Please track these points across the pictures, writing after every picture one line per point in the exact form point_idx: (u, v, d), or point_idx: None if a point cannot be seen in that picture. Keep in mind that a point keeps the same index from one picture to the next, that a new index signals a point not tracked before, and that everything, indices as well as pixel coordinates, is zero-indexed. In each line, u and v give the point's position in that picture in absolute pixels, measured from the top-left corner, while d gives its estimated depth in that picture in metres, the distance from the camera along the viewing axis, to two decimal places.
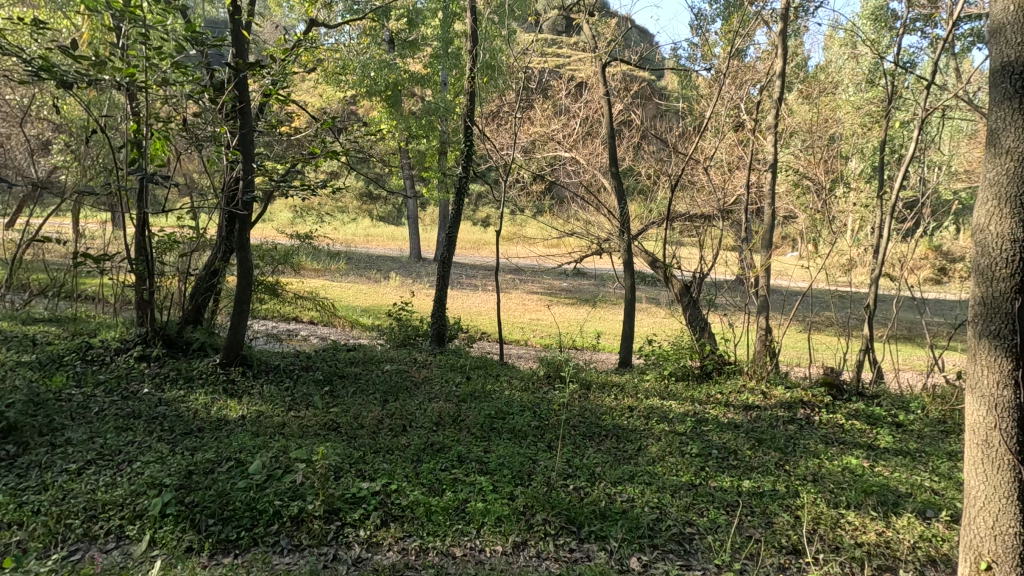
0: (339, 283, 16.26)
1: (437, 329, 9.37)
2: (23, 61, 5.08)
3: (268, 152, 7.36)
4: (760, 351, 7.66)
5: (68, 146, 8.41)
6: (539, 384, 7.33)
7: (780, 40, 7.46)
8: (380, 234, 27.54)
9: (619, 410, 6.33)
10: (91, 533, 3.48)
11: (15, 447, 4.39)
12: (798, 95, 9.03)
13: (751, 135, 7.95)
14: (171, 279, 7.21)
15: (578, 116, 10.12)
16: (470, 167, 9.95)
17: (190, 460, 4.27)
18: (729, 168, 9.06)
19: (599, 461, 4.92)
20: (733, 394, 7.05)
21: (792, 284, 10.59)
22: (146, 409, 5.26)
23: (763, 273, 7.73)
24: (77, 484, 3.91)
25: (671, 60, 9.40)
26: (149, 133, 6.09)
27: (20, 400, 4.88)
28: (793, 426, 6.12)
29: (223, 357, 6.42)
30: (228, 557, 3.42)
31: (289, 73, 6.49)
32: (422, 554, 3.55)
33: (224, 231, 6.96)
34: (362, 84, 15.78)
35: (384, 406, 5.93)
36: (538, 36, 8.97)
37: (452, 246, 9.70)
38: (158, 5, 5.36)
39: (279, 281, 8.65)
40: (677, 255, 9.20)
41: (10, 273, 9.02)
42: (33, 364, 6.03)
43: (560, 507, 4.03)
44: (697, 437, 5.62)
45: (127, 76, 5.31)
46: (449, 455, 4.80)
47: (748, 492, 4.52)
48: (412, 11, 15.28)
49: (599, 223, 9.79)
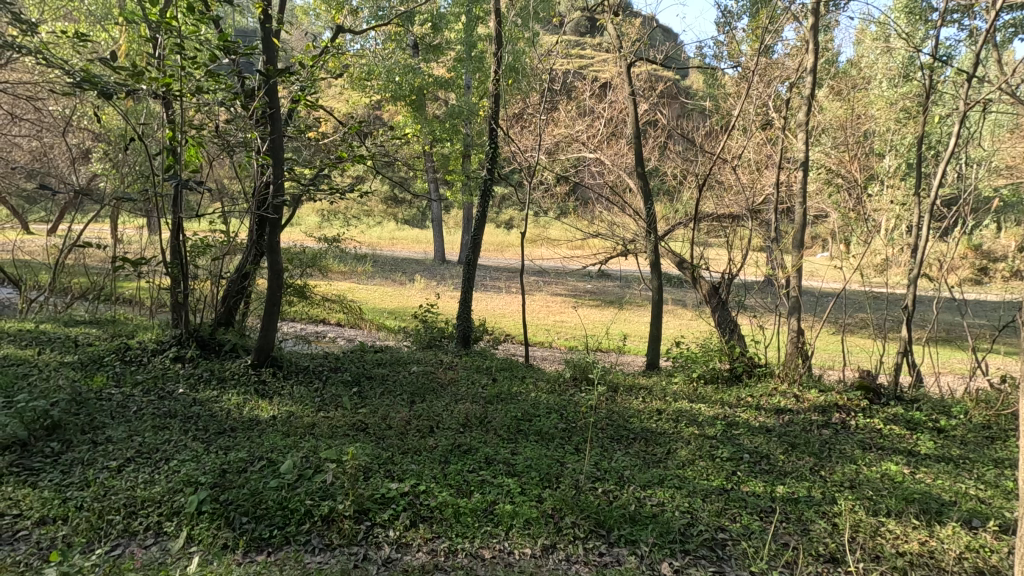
0: (366, 286, 16.49)
1: (463, 330, 9.41)
2: (65, 72, 5.26)
3: (298, 157, 7.50)
4: (792, 353, 7.48)
5: (108, 155, 8.75)
6: (565, 386, 7.28)
7: (811, 35, 7.27)
8: (406, 237, 27.87)
9: (647, 412, 6.24)
10: (131, 529, 3.57)
11: (60, 444, 4.54)
12: (830, 91, 8.81)
13: (781, 133, 7.76)
14: (204, 281, 7.40)
15: (603, 117, 10.04)
16: (495, 170, 9.96)
17: (224, 458, 4.37)
18: (757, 167, 8.87)
19: (628, 464, 4.87)
20: (764, 398, 6.89)
21: (824, 284, 10.31)
22: (181, 409, 5.38)
23: (795, 273, 7.52)
24: (118, 481, 4.03)
25: (696, 59, 9.26)
26: (183, 140, 6.25)
27: (63, 399, 5.06)
28: (828, 430, 5.96)
29: (254, 357, 6.56)
30: (261, 555, 3.46)
31: (318, 80, 6.62)
32: (451, 555, 3.56)
33: (255, 235, 7.12)
34: (388, 90, 16.00)
35: (412, 407, 5.97)
36: (561, 38, 8.93)
37: (477, 248, 9.73)
38: (193, 15, 5.52)
39: (308, 284, 8.80)
40: (705, 256, 9.06)
41: (53, 276, 9.42)
42: (75, 365, 6.26)
43: (588, 510, 4.00)
44: (727, 440, 5.52)
45: (163, 85, 5.46)
46: (476, 456, 4.80)
47: (782, 498, 4.42)
48: (436, 16, 15.47)
49: (624, 224, 9.71)
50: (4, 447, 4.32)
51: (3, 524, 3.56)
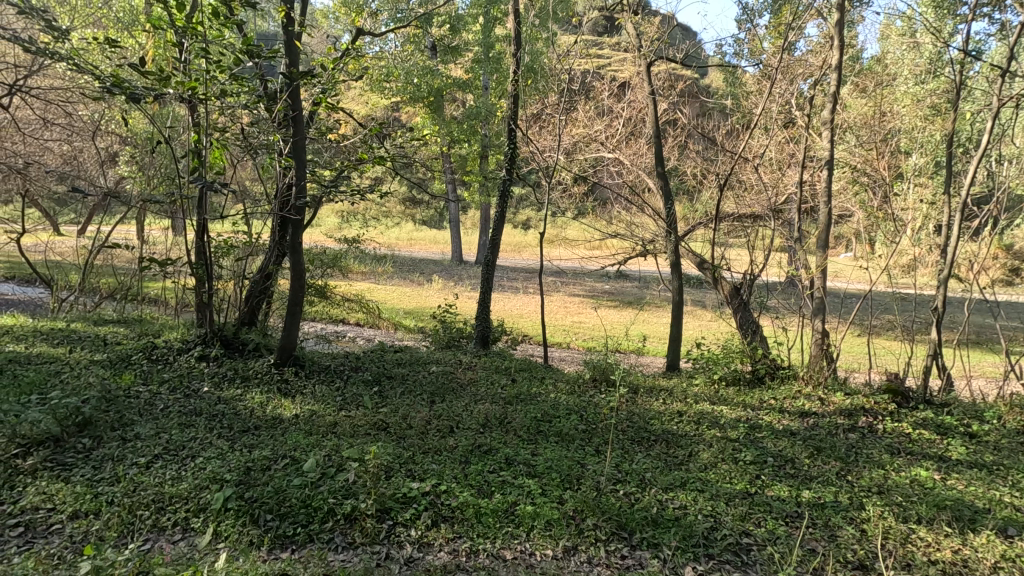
0: (384, 287, 16.57)
1: (482, 331, 9.41)
2: (96, 77, 5.39)
3: (319, 159, 7.59)
4: (816, 356, 7.34)
5: (136, 158, 8.97)
6: (585, 387, 7.23)
7: (835, 31, 7.13)
8: (424, 239, 28.08)
9: (667, 414, 6.18)
10: (160, 525, 3.64)
11: (91, 440, 4.65)
12: (854, 88, 8.64)
13: (805, 132, 7.62)
14: (228, 282, 7.52)
15: (622, 117, 9.97)
16: (514, 170, 9.97)
17: (248, 456, 4.43)
18: (780, 166, 8.73)
19: (649, 466, 4.83)
20: (788, 400, 6.78)
21: (849, 285, 10.09)
22: (207, 407, 5.48)
23: (819, 274, 7.37)
24: (146, 477, 4.11)
25: (716, 57, 9.16)
26: (208, 143, 6.36)
27: (93, 397, 5.18)
28: (854, 434, 5.84)
29: (277, 357, 6.65)
30: (286, 553, 3.49)
31: (339, 82, 6.68)
32: (473, 556, 3.56)
33: (277, 235, 7.20)
34: (406, 91, 16.15)
35: (432, 407, 6.00)
36: (579, 37, 8.89)
37: (496, 248, 9.74)
38: (218, 20, 5.61)
39: (328, 284, 8.90)
40: (726, 256, 8.95)
41: (83, 276, 9.68)
42: (105, 363, 6.40)
43: (610, 512, 3.97)
44: (751, 443, 5.44)
45: (189, 89, 5.55)
46: (497, 456, 4.80)
47: (808, 503, 4.34)
48: (454, 18, 15.59)
49: (643, 225, 9.64)
50: (39, 443, 4.44)
51: (38, 517, 3.65)
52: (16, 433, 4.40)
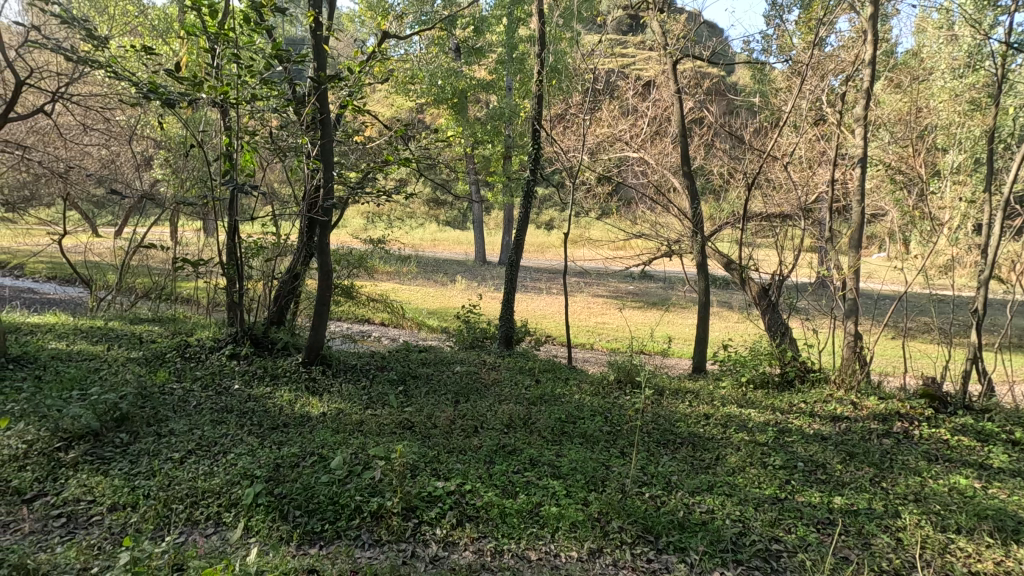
0: (408, 287, 16.73)
1: (505, 332, 9.42)
2: (133, 84, 5.56)
3: (345, 160, 7.68)
4: (848, 359, 7.15)
5: (170, 161, 9.22)
6: (609, 389, 7.17)
7: (869, 25, 6.94)
8: (447, 240, 28.26)
9: (694, 417, 6.09)
10: (193, 518, 3.74)
11: (128, 435, 4.80)
12: (888, 84, 8.39)
13: (836, 129, 7.44)
14: (258, 281, 7.68)
15: (647, 116, 9.87)
16: (538, 171, 9.96)
17: (277, 453, 4.52)
18: (810, 165, 8.53)
19: (676, 469, 4.77)
20: (818, 404, 6.62)
21: (883, 286, 9.80)
22: (237, 404, 5.60)
23: (852, 275, 7.17)
24: (180, 471, 4.23)
25: (743, 55, 9.00)
26: (239, 146, 6.51)
27: (130, 393, 5.35)
28: (888, 440, 5.67)
29: (305, 356, 6.76)
30: (314, 548, 3.55)
31: (365, 85, 6.77)
32: (498, 556, 3.57)
33: (305, 236, 7.32)
34: (430, 93, 16.29)
35: (456, 407, 6.03)
36: (604, 36, 8.84)
37: (520, 248, 9.74)
38: (249, 26, 5.74)
39: (354, 284, 9.02)
40: (754, 257, 8.78)
41: (120, 276, 10.00)
42: (141, 360, 6.61)
43: (636, 515, 3.93)
44: (780, 447, 5.33)
45: (221, 94, 5.69)
46: (521, 457, 4.80)
47: (840, 509, 4.24)
48: (478, 19, 15.67)
49: (669, 224, 9.51)
50: (79, 437, 4.60)
51: (79, 509, 3.79)
52: (58, 427, 4.56)
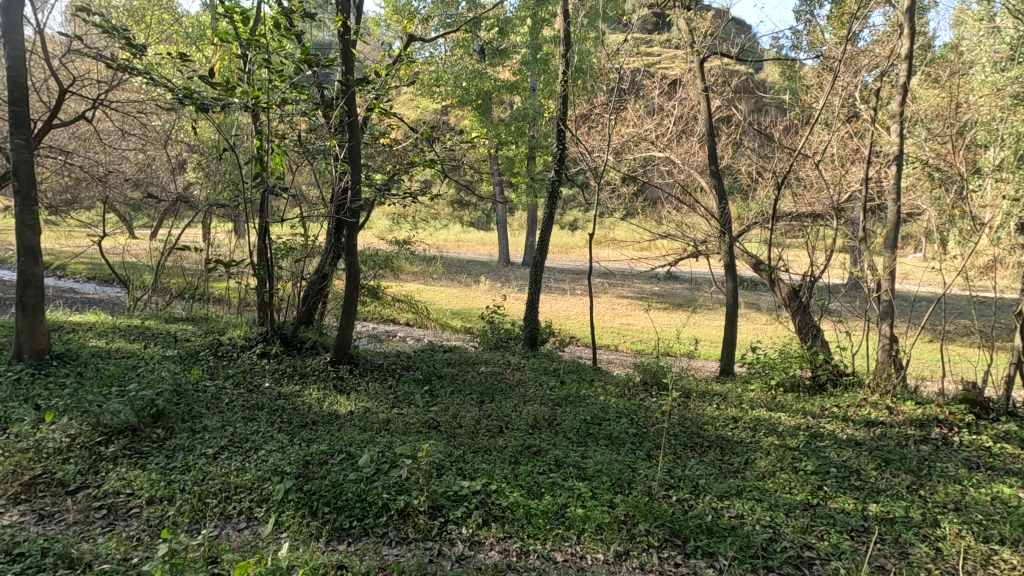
0: (433, 287, 16.90)
1: (529, 333, 9.41)
2: (169, 89, 5.73)
3: (372, 162, 7.78)
4: (883, 362, 6.94)
5: (203, 164, 9.48)
6: (635, 391, 7.11)
7: (905, 19, 6.73)
8: (471, 240, 28.44)
9: (721, 420, 6.00)
10: (226, 513, 3.83)
11: (164, 431, 4.94)
12: (925, 79, 8.12)
13: (870, 126, 7.23)
14: (287, 282, 7.82)
15: (673, 115, 9.76)
16: (562, 171, 9.93)
17: (306, 450, 4.59)
18: (843, 163, 8.31)
19: (703, 473, 4.70)
20: (852, 408, 6.45)
21: (920, 287, 9.49)
22: (268, 402, 5.73)
23: (887, 276, 6.95)
24: (214, 467, 4.34)
25: (772, 51, 8.83)
26: (270, 149, 6.66)
27: (166, 390, 5.51)
28: (927, 447, 5.48)
29: (333, 355, 6.87)
30: (342, 545, 3.61)
31: (391, 87, 6.84)
32: (523, 556, 3.57)
33: (333, 238, 7.44)
34: (455, 95, 16.42)
35: (482, 407, 6.05)
36: (629, 36, 8.75)
37: (544, 249, 9.72)
38: (279, 31, 5.86)
39: (380, 285, 9.13)
40: (784, 257, 8.61)
41: (156, 276, 10.33)
42: (176, 358, 6.81)
43: (663, 518, 3.89)
44: (812, 453, 5.21)
45: (253, 98, 5.83)
46: (547, 458, 4.79)
47: (876, 517, 4.12)
48: (503, 20, 15.75)
49: (695, 224, 9.37)
50: (118, 432, 4.75)
51: (119, 501, 3.93)
52: (99, 421, 4.72)
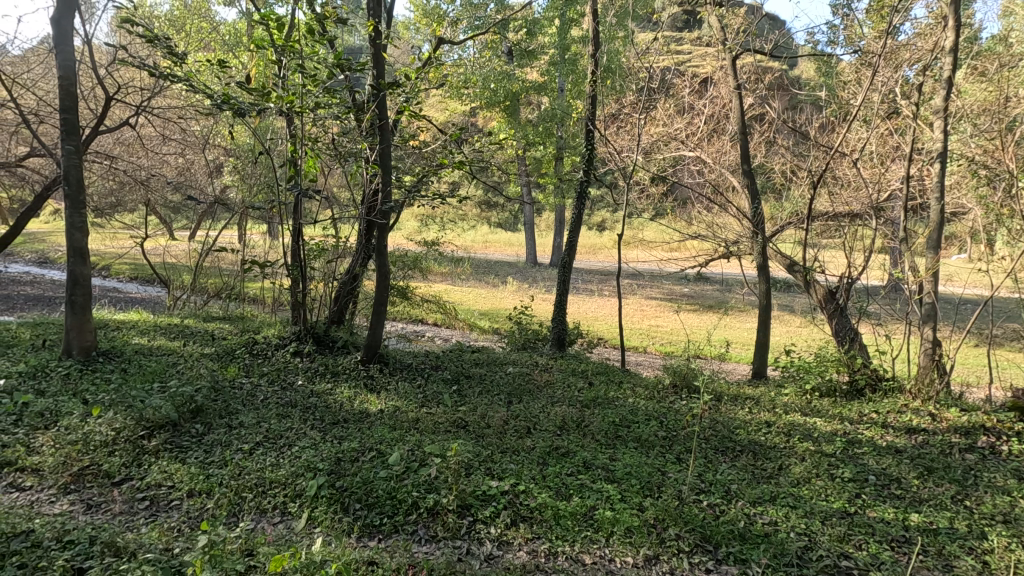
0: (460, 288, 17.02)
1: (557, 334, 9.39)
2: (208, 95, 5.91)
3: (401, 165, 7.88)
4: (925, 367, 6.68)
5: (240, 168, 9.76)
6: (664, 393, 7.02)
7: (949, 10, 6.48)
8: (499, 240, 28.54)
9: (754, 424, 5.87)
10: (262, 507, 3.93)
11: (203, 426, 5.10)
12: (972, 73, 7.79)
13: (912, 123, 6.98)
14: (319, 282, 7.97)
15: (704, 114, 9.60)
16: (590, 172, 9.87)
17: (338, 448, 4.68)
18: (882, 161, 8.05)
19: (735, 478, 4.61)
20: (891, 415, 6.23)
21: (965, 290, 9.09)
22: (301, 400, 5.86)
23: (930, 278, 6.69)
24: (250, 462, 4.46)
25: (807, 47, 8.61)
26: (303, 153, 6.82)
27: (204, 387, 5.69)
28: (972, 456, 5.26)
29: (363, 354, 6.98)
30: (373, 541, 3.67)
31: (421, 90, 6.91)
32: (552, 557, 3.57)
33: (364, 239, 7.56)
34: (483, 96, 16.53)
35: (510, 407, 6.08)
36: (659, 34, 8.64)
37: (572, 250, 9.68)
38: (313, 37, 5.99)
39: (409, 285, 9.24)
40: (819, 258, 8.37)
41: (194, 276, 10.67)
42: (214, 356, 7.03)
43: (694, 523, 3.84)
44: (849, 459, 5.05)
45: (287, 103, 5.97)
46: (575, 459, 4.77)
47: (917, 527, 3.98)
48: (531, 21, 15.79)
49: (726, 225, 9.20)
50: (160, 426, 4.92)
51: (161, 493, 4.07)
52: (142, 416, 4.90)
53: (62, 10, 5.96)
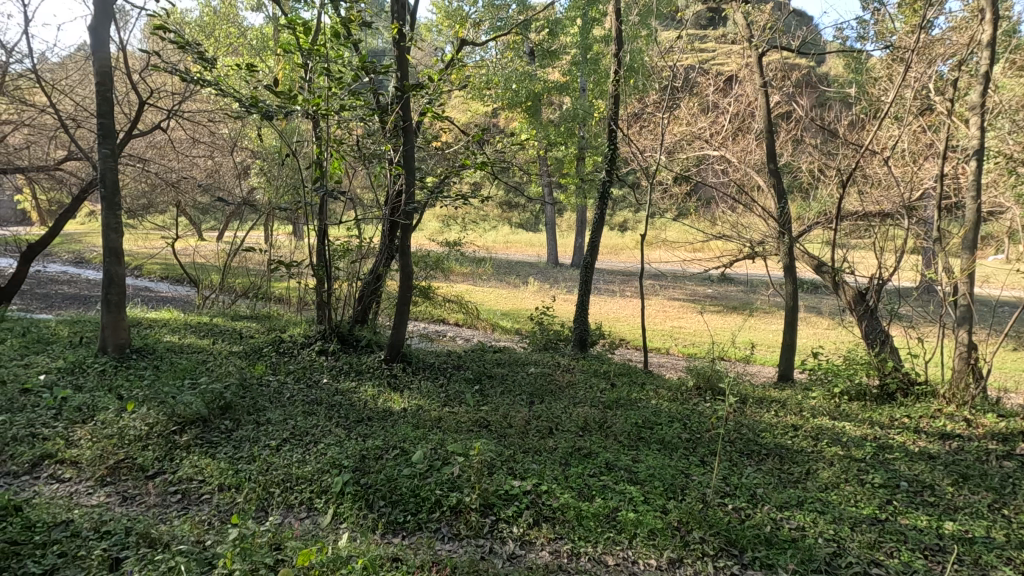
0: (482, 288, 17.08)
1: (579, 334, 9.36)
2: (236, 99, 6.05)
3: (424, 166, 7.95)
4: (960, 371, 6.49)
5: (267, 169, 9.96)
6: (688, 395, 6.95)
7: (986, 3, 6.27)
8: (520, 240, 28.63)
9: (781, 428, 5.77)
10: (289, 502, 4.01)
11: (232, 422, 5.23)
12: (1010, 67, 7.54)
13: (947, 120, 6.78)
14: (344, 282, 8.09)
15: (728, 113, 9.48)
16: (613, 172, 9.82)
17: (362, 445, 4.74)
18: (915, 159, 7.83)
19: (761, 482, 4.53)
20: (924, 419, 6.07)
21: (1004, 291, 8.79)
22: (326, 397, 5.96)
23: (965, 279, 6.49)
24: (277, 458, 4.55)
25: (835, 44, 8.43)
26: (328, 155, 6.92)
27: (233, 385, 5.83)
28: (1010, 463, 5.09)
29: (387, 353, 7.06)
30: (397, 538, 3.71)
31: (444, 91, 6.96)
32: (575, 558, 3.57)
33: (387, 239, 7.65)
34: (505, 96, 16.58)
35: (532, 407, 6.09)
36: (682, 32, 8.55)
37: (594, 250, 9.65)
38: (338, 41, 6.08)
39: (432, 285, 9.31)
40: (848, 259, 8.19)
41: (223, 275, 10.93)
42: (242, 354, 7.19)
43: (718, 527, 3.80)
44: (880, 465, 4.93)
45: (313, 105, 6.07)
46: (597, 461, 4.75)
47: (952, 536, 3.87)
48: (553, 21, 15.78)
49: (751, 225, 9.06)
50: (191, 422, 5.05)
51: (192, 487, 4.18)
52: (174, 412, 5.04)
53: (99, 18, 6.16)
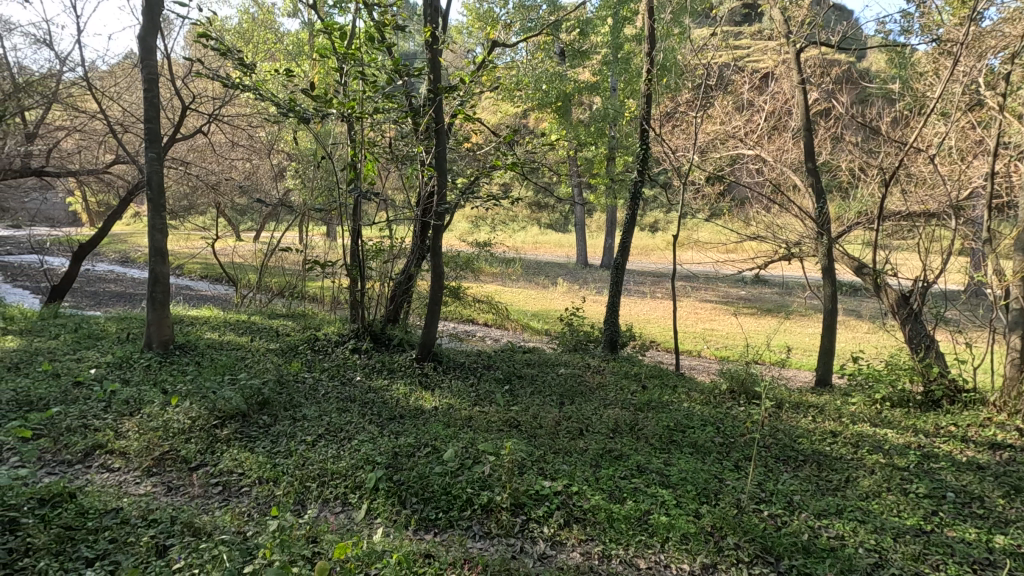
0: (511, 288, 17.10)
1: (610, 336, 9.28)
2: (275, 102, 6.22)
3: (456, 167, 8.02)
4: (1012, 379, 6.20)
5: (303, 171, 10.19)
6: (721, 399, 6.83)
7: None
8: (549, 241, 28.54)
9: (818, 434, 5.62)
10: (324, 496, 4.10)
11: (269, 417, 5.37)
12: None
13: (998, 115, 6.48)
14: (376, 282, 8.22)
15: (764, 111, 9.27)
16: (644, 172, 9.71)
17: (395, 442, 4.82)
18: (963, 157, 7.52)
19: (798, 489, 4.42)
20: (972, 428, 5.82)
21: None
22: (359, 395, 6.07)
23: (1018, 282, 6.21)
24: (313, 453, 4.66)
25: (877, 38, 8.16)
26: (363, 157, 7.05)
27: (271, 381, 5.99)
28: None
29: (418, 352, 7.16)
30: (429, 534, 3.75)
31: (475, 93, 7.02)
32: (606, 560, 3.55)
33: (419, 239, 7.75)
34: (535, 97, 16.58)
35: (562, 408, 6.08)
36: (717, 30, 8.40)
37: (625, 251, 9.56)
38: (373, 45, 6.18)
39: (462, 285, 9.39)
40: (891, 260, 7.91)
41: (260, 274, 11.24)
42: (279, 351, 7.39)
43: (754, 533, 3.72)
44: (924, 474, 4.76)
45: (348, 109, 6.19)
46: (629, 463, 4.71)
47: (1003, 550, 3.70)
48: (584, 21, 15.72)
49: (788, 226, 8.84)
50: (231, 416, 5.22)
51: (232, 479, 4.32)
52: (215, 407, 5.21)
53: (147, 27, 6.42)
